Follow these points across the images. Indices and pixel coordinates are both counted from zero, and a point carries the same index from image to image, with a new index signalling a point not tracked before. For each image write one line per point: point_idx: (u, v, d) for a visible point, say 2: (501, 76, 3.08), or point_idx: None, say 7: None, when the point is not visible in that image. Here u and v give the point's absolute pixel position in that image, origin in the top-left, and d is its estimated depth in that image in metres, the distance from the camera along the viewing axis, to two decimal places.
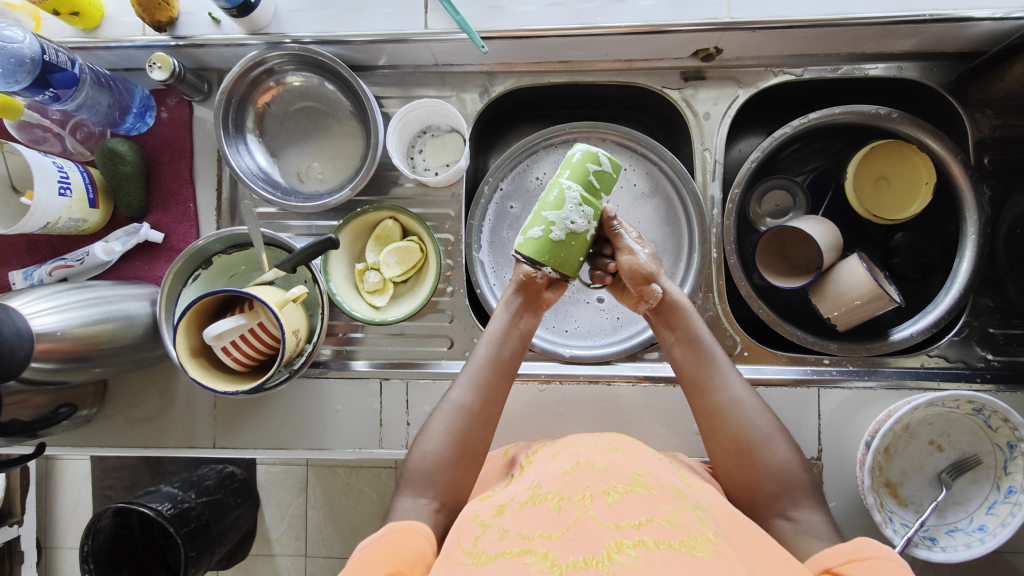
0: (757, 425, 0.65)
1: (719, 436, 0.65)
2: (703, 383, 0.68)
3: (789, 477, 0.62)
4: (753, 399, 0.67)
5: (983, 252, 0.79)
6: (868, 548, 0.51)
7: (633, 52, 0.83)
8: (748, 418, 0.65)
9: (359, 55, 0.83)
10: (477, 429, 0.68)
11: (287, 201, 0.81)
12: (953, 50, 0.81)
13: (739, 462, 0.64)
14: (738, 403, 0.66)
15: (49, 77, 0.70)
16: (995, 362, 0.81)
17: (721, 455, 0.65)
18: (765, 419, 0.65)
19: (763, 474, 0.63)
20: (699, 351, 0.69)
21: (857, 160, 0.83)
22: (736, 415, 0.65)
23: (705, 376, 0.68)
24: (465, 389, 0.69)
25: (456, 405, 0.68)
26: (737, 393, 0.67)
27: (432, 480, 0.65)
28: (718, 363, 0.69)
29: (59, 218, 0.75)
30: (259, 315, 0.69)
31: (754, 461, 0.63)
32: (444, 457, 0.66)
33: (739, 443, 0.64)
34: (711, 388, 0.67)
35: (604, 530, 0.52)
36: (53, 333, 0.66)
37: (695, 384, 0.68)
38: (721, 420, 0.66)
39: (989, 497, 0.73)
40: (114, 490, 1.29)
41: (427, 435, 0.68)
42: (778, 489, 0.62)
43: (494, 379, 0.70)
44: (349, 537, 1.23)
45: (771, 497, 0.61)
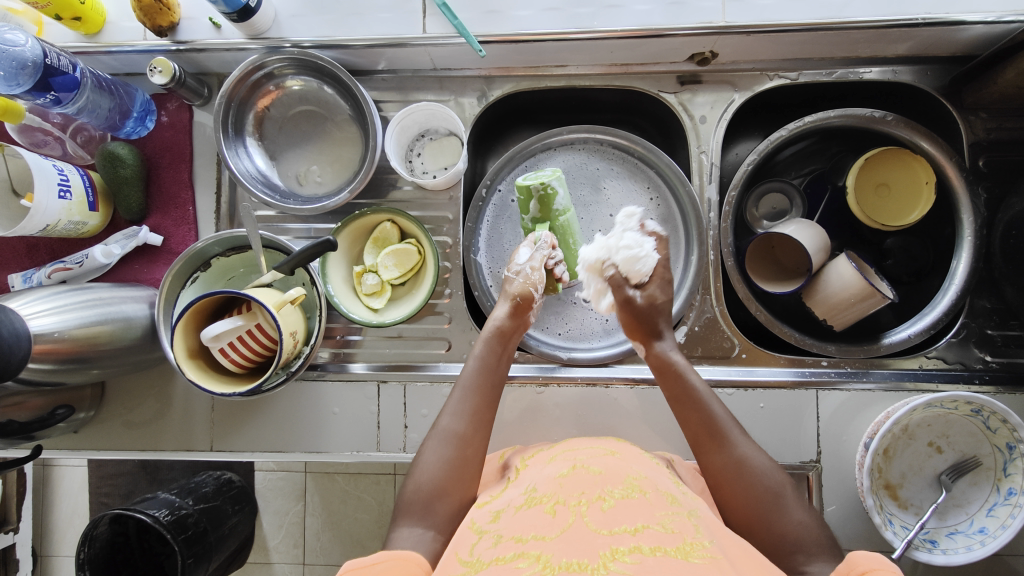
0: (768, 485, 0.61)
1: (730, 494, 0.62)
2: (705, 444, 0.66)
3: (801, 539, 0.58)
4: (763, 457, 0.64)
5: (979, 253, 0.79)
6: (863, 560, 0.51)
7: (630, 56, 0.83)
8: (756, 478, 0.62)
9: (358, 59, 0.84)
10: (468, 455, 0.65)
11: (285, 203, 0.81)
12: (946, 54, 0.81)
13: (746, 525, 0.61)
14: (745, 464, 0.63)
15: (51, 80, 0.70)
16: (994, 363, 0.81)
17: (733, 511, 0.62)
18: (776, 476, 0.63)
19: (772, 533, 0.59)
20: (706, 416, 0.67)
21: (857, 168, 0.83)
22: (748, 474, 0.62)
23: (712, 432, 0.66)
24: (454, 416, 0.67)
25: (445, 432, 0.67)
26: (744, 452, 0.64)
27: (424, 510, 0.62)
28: (723, 420, 0.66)
29: (58, 221, 0.76)
30: (256, 317, 0.69)
31: (761, 517, 0.60)
32: (434, 485, 0.63)
33: (748, 508, 0.61)
34: (717, 447, 0.65)
35: (599, 536, 0.51)
36: (51, 334, 0.66)
37: (706, 436, 0.66)
38: (734, 480, 0.63)
39: (989, 499, 0.73)
40: (111, 498, 1.28)
41: (420, 464, 0.65)
42: (781, 542, 0.58)
43: (482, 403, 0.69)
44: (347, 544, 1.22)
45: (781, 548, 0.58)
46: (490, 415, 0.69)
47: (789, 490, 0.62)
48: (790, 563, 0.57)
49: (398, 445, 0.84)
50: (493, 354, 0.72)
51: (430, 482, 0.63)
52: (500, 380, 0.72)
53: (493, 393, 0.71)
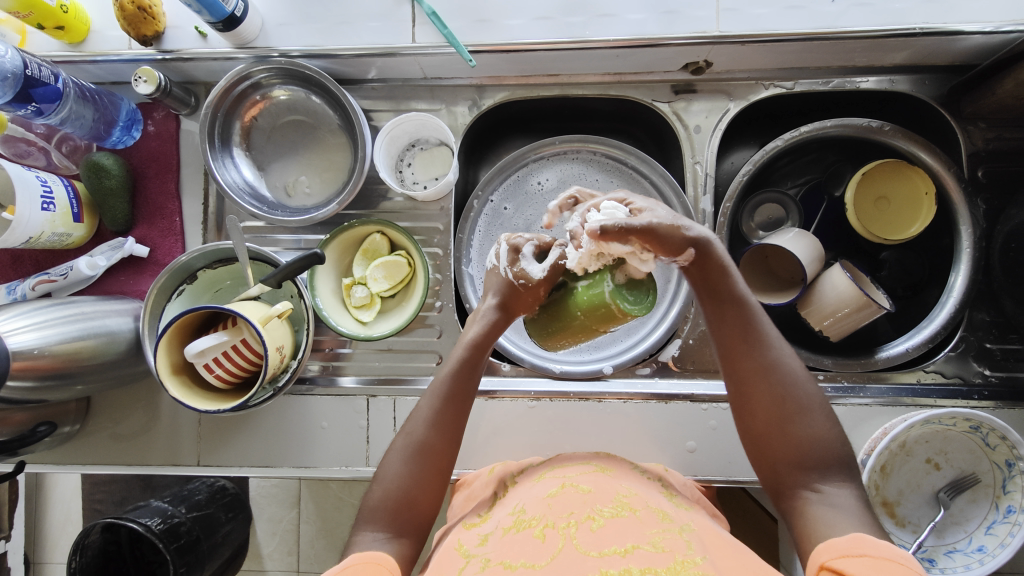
0: (799, 396, 0.60)
1: (761, 396, 0.61)
2: (740, 344, 0.62)
3: (816, 451, 0.58)
4: (797, 362, 0.62)
5: (978, 266, 0.78)
6: (865, 547, 0.49)
7: (623, 66, 0.82)
8: (791, 384, 0.60)
9: (347, 68, 0.83)
10: (437, 466, 0.65)
11: (273, 215, 0.80)
12: (944, 63, 0.80)
13: (762, 435, 0.61)
14: (778, 366, 0.61)
15: (31, 91, 0.69)
16: (993, 378, 0.80)
17: (757, 416, 0.61)
18: (808, 386, 0.61)
19: (792, 443, 0.59)
20: (747, 329, 0.62)
21: (856, 182, 0.82)
22: (776, 379, 0.60)
23: (750, 333, 0.62)
24: (427, 426, 0.65)
25: (415, 442, 0.65)
26: (780, 354, 0.62)
27: (389, 520, 0.61)
28: (765, 324, 0.62)
29: (42, 232, 0.74)
30: (241, 331, 0.68)
31: (784, 425, 0.59)
32: (403, 496, 0.62)
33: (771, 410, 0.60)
34: (752, 347, 0.62)
35: (589, 559, 0.50)
36: (30, 351, 0.65)
37: (745, 338, 0.62)
38: (763, 380, 0.61)
39: (988, 517, 0.71)
40: (105, 504, 1.25)
41: (380, 476, 0.64)
42: (801, 454, 0.58)
43: (448, 428, 0.66)
44: (341, 552, 1.19)
45: (791, 464, 0.59)
46: (459, 423, 0.68)
47: (817, 398, 0.61)
48: (806, 477, 0.58)
49: None
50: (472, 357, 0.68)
51: (393, 494, 0.62)
52: (477, 377, 0.69)
53: (470, 392, 0.69)
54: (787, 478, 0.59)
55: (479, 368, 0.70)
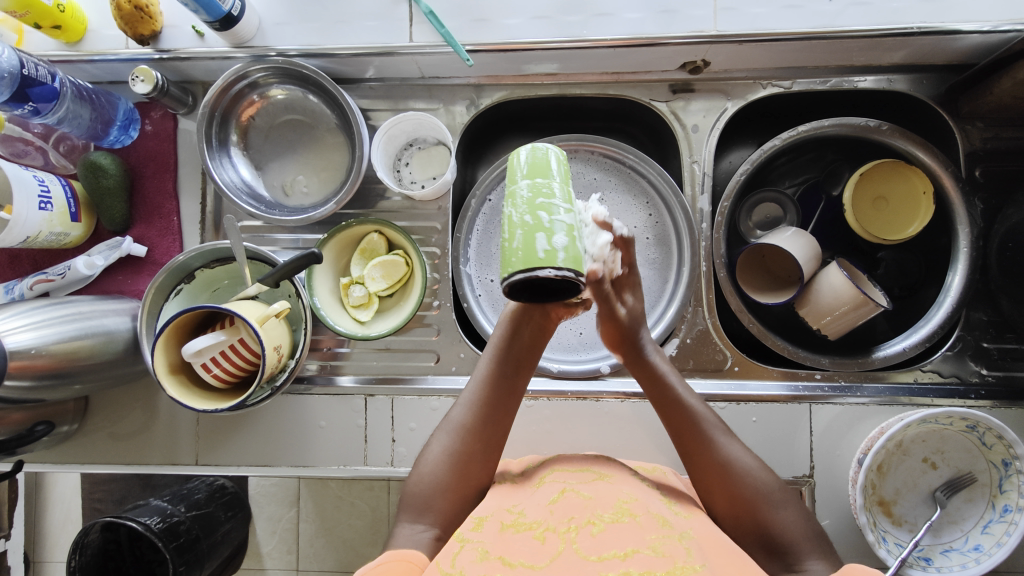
0: (756, 489, 0.61)
1: (721, 494, 0.61)
2: (691, 443, 0.64)
3: (784, 540, 0.59)
4: (749, 457, 0.63)
5: (975, 266, 0.78)
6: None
7: (620, 65, 0.82)
8: (746, 482, 0.61)
9: (345, 68, 0.83)
10: (475, 448, 0.65)
11: (271, 214, 0.80)
12: (942, 62, 0.80)
13: (729, 526, 0.61)
14: (731, 464, 0.62)
15: (28, 91, 0.69)
16: (989, 377, 0.80)
17: (725, 512, 0.61)
18: (765, 478, 0.62)
19: (760, 538, 0.60)
20: (696, 434, 0.64)
21: (853, 183, 0.82)
22: (733, 477, 0.62)
23: (699, 434, 0.64)
24: (465, 406, 0.67)
25: (455, 424, 0.67)
26: (730, 453, 0.63)
27: (424, 505, 0.63)
28: (708, 424, 0.65)
29: (39, 232, 0.74)
30: (239, 331, 0.68)
31: (748, 516, 0.60)
32: (436, 480, 0.64)
33: (735, 503, 0.61)
34: (701, 449, 0.63)
35: (589, 564, 0.51)
36: (27, 350, 0.65)
37: (690, 441, 0.64)
38: (721, 483, 0.62)
39: (984, 516, 0.72)
40: (104, 503, 1.22)
41: (424, 457, 0.67)
42: (769, 544, 0.59)
43: (495, 394, 0.67)
44: (341, 551, 1.18)
45: (772, 552, 0.59)
46: (503, 410, 0.67)
47: (781, 493, 0.61)
48: (780, 565, 0.58)
49: (386, 460, 0.83)
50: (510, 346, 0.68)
51: (432, 476, 0.64)
52: (521, 366, 0.68)
53: (515, 379, 0.68)
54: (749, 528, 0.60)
55: (524, 360, 0.68)
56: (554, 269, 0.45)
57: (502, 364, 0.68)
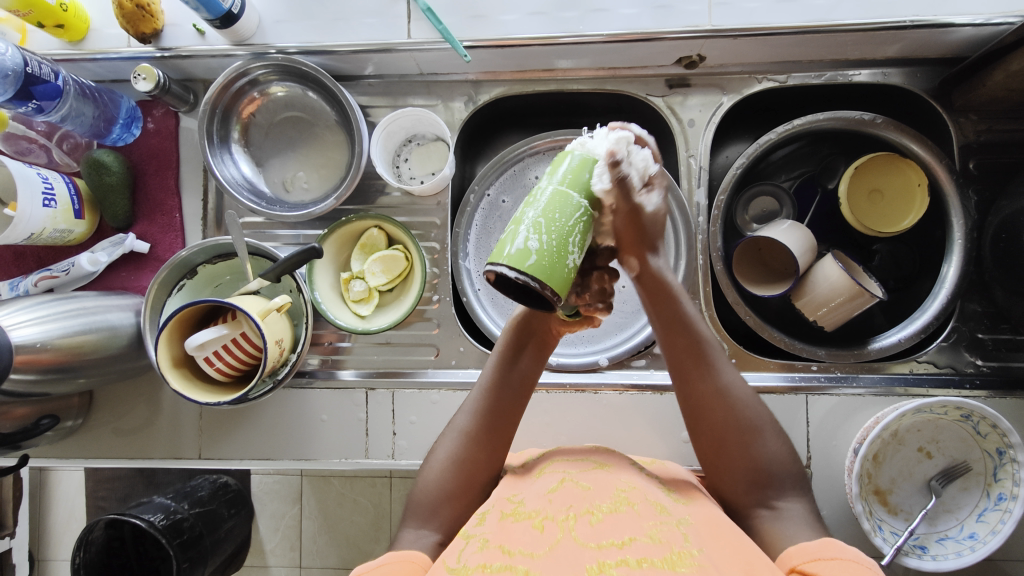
0: (750, 419, 0.61)
1: (714, 417, 0.61)
2: (689, 367, 0.61)
3: (769, 471, 0.60)
4: (742, 382, 0.62)
5: (969, 257, 0.79)
6: (835, 550, 0.51)
7: (617, 60, 0.83)
8: (740, 409, 0.61)
9: (344, 65, 0.83)
10: (479, 456, 0.65)
11: (272, 210, 0.81)
12: (936, 55, 0.81)
13: (716, 449, 0.61)
14: (728, 390, 0.61)
15: (32, 89, 0.70)
16: (985, 368, 0.80)
17: (711, 436, 0.61)
18: (757, 409, 0.62)
19: (746, 461, 0.60)
20: (699, 360, 0.61)
21: (848, 176, 0.83)
22: (730, 402, 0.61)
23: (700, 358, 0.61)
24: (469, 414, 0.67)
25: (460, 431, 0.67)
26: (728, 379, 0.61)
27: (428, 511, 0.63)
28: (711, 347, 0.62)
29: (43, 229, 0.75)
30: (241, 325, 0.69)
31: (738, 447, 0.60)
32: (441, 486, 0.64)
33: (722, 427, 0.60)
34: (701, 373, 0.61)
35: (587, 551, 0.51)
36: (33, 344, 0.66)
37: (691, 363, 0.61)
38: (719, 406, 0.61)
39: (979, 504, 0.72)
40: (109, 501, 1.23)
41: (428, 464, 0.67)
42: (755, 476, 0.60)
43: (499, 404, 0.66)
44: (343, 548, 1.19)
45: (752, 486, 0.60)
46: (507, 418, 0.66)
47: (772, 425, 0.62)
48: (760, 497, 0.59)
49: (387, 453, 0.84)
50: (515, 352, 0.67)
51: (436, 483, 0.64)
52: (525, 375, 0.67)
53: (520, 389, 0.67)
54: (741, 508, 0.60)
55: (527, 364, 0.68)
56: (517, 270, 0.45)
57: (507, 373, 0.67)
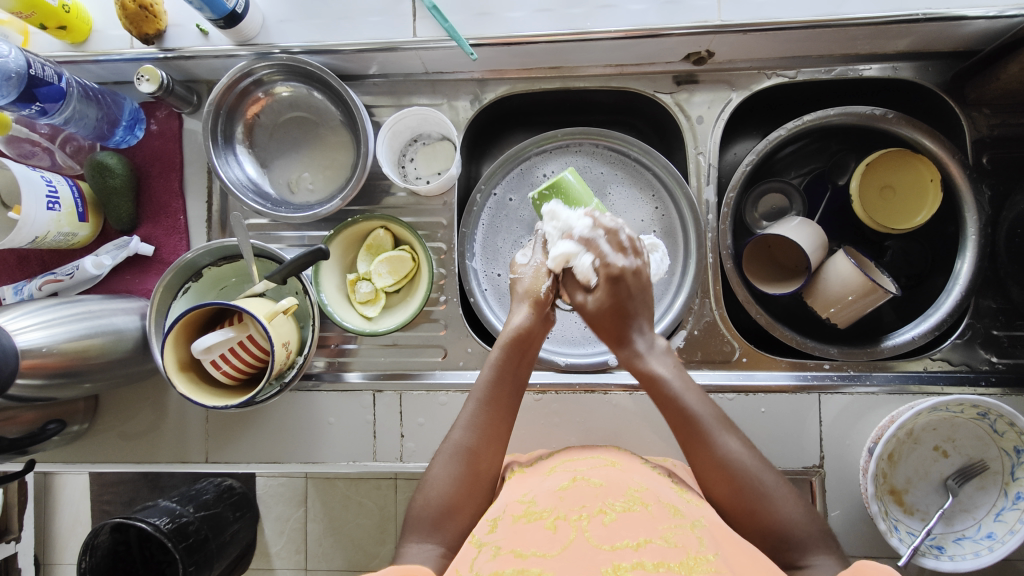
0: (756, 485, 0.59)
1: (721, 489, 0.60)
2: (690, 442, 0.61)
3: (789, 534, 0.58)
4: (745, 452, 0.60)
5: (984, 253, 0.78)
6: (868, 571, 0.49)
7: (624, 57, 0.82)
8: (744, 476, 0.59)
9: (349, 64, 0.83)
10: (481, 470, 0.64)
11: (277, 211, 0.81)
12: (947, 49, 0.80)
13: (734, 518, 0.60)
14: (729, 461, 0.60)
15: (36, 91, 0.69)
16: (1000, 365, 0.79)
17: (723, 504, 0.60)
18: (763, 473, 0.60)
19: (762, 533, 0.59)
20: (694, 433, 0.61)
21: (860, 172, 0.82)
22: (737, 471, 0.59)
23: (691, 435, 0.61)
24: (466, 428, 0.65)
25: (457, 445, 0.65)
26: (728, 449, 0.60)
27: (431, 527, 0.62)
28: (705, 419, 0.61)
29: (47, 232, 0.75)
30: (248, 327, 0.68)
31: (752, 509, 0.59)
32: (444, 502, 0.62)
33: (733, 501, 0.60)
34: (701, 447, 0.61)
35: (601, 552, 0.51)
36: (38, 349, 0.65)
37: (690, 439, 0.61)
38: (722, 479, 0.60)
39: (997, 504, 0.71)
40: (113, 506, 1.22)
41: (427, 478, 0.65)
42: (772, 539, 0.58)
43: (497, 417, 0.66)
44: (349, 550, 1.18)
45: (773, 545, 0.58)
46: (504, 427, 0.66)
47: (781, 486, 0.60)
48: (785, 559, 0.57)
49: (395, 455, 0.83)
50: (512, 361, 0.67)
51: (438, 499, 0.63)
52: (517, 387, 0.67)
53: (512, 399, 0.67)
54: (767, 553, 0.59)
55: (521, 374, 0.67)
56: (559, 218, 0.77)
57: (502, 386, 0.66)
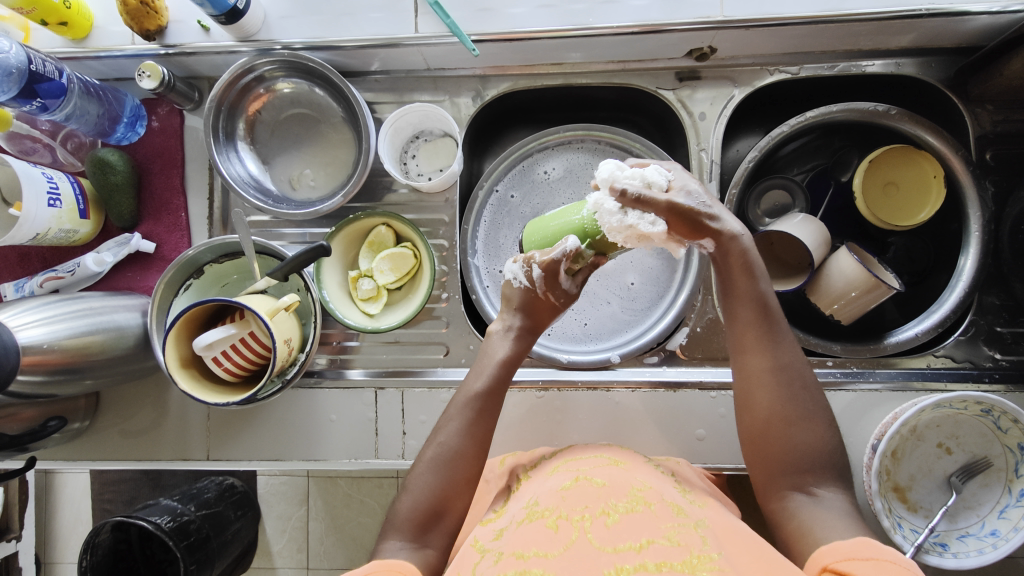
0: (801, 403, 0.60)
1: (767, 395, 0.61)
2: (750, 344, 0.63)
3: (814, 457, 0.59)
4: (803, 364, 0.62)
5: (987, 249, 0.77)
6: (870, 550, 0.49)
7: (627, 53, 0.82)
8: (797, 390, 0.61)
9: (350, 61, 0.83)
10: (465, 479, 0.64)
11: (278, 208, 0.80)
12: (951, 45, 0.79)
13: (762, 435, 0.61)
14: (786, 369, 0.61)
15: (36, 87, 0.69)
16: (1003, 361, 0.79)
17: (757, 411, 0.61)
18: (812, 392, 0.61)
19: (790, 449, 0.59)
20: (766, 327, 0.62)
21: (864, 169, 0.82)
22: (787, 380, 0.61)
23: (759, 332, 0.63)
24: (452, 436, 0.65)
25: (443, 454, 0.64)
26: (783, 358, 0.62)
27: (414, 529, 0.61)
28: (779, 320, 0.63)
29: (48, 229, 0.74)
30: (249, 324, 0.68)
31: (775, 422, 0.60)
32: (428, 507, 0.62)
33: (775, 409, 0.60)
34: (759, 349, 0.62)
35: (604, 554, 0.50)
36: (40, 345, 0.65)
37: (761, 334, 0.62)
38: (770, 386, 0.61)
39: (1000, 500, 0.71)
40: (115, 504, 1.22)
41: (411, 483, 0.64)
42: (798, 461, 0.59)
43: (483, 427, 0.66)
44: (351, 549, 1.18)
45: (789, 469, 0.59)
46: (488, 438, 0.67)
47: (822, 409, 0.61)
48: (797, 482, 0.59)
49: (397, 453, 0.83)
50: (500, 375, 0.69)
51: (421, 504, 0.62)
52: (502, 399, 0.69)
53: (496, 412, 0.68)
54: (775, 478, 0.60)
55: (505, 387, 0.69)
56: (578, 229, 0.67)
57: (489, 398, 0.67)
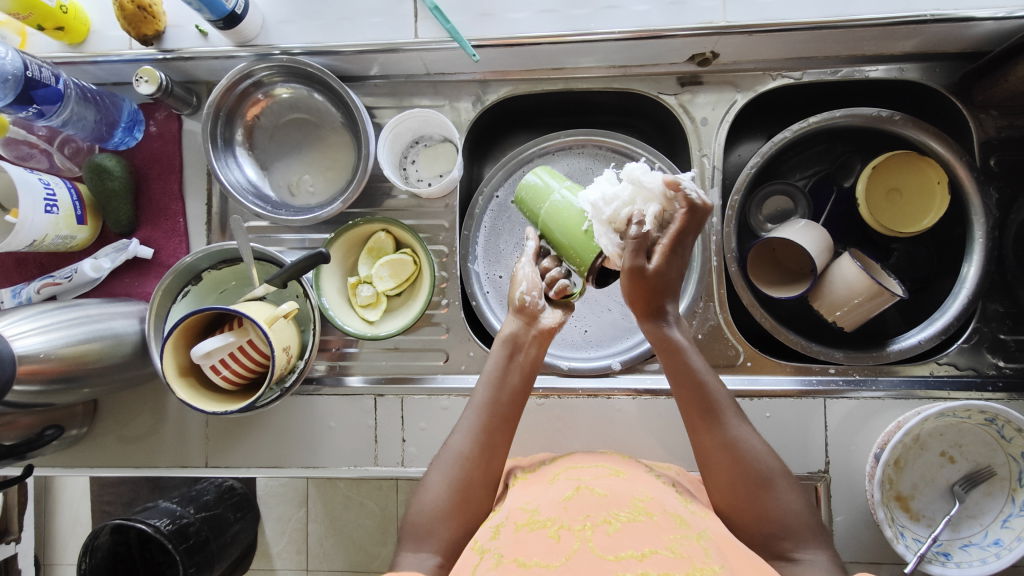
0: (760, 471, 0.60)
1: (726, 476, 0.60)
2: (697, 423, 0.63)
3: (782, 523, 0.58)
4: (755, 439, 0.62)
5: (991, 257, 0.77)
6: None
7: (628, 57, 0.81)
8: (753, 463, 0.60)
9: (349, 65, 0.82)
10: (475, 478, 0.63)
11: (277, 214, 0.80)
12: (955, 50, 0.79)
13: (734, 512, 0.60)
14: (738, 444, 0.61)
15: (32, 93, 0.68)
16: (1007, 369, 0.79)
17: (724, 492, 0.61)
18: (770, 462, 0.61)
19: (760, 519, 0.59)
20: (705, 407, 0.63)
21: (867, 175, 0.81)
22: (742, 455, 0.61)
23: (705, 412, 0.63)
24: (462, 435, 0.65)
25: (454, 453, 0.65)
26: (738, 433, 0.61)
27: (425, 532, 0.61)
28: (719, 396, 0.63)
29: (45, 235, 0.74)
30: (247, 332, 0.67)
31: (751, 504, 0.59)
32: (437, 507, 0.62)
33: (736, 489, 0.60)
34: (708, 428, 0.62)
35: (605, 563, 0.50)
36: (36, 354, 0.65)
37: (703, 415, 0.63)
38: (725, 466, 0.61)
39: (1004, 510, 0.71)
40: (114, 506, 1.21)
41: (426, 483, 0.65)
42: (767, 528, 0.59)
43: (494, 423, 0.65)
44: (351, 551, 1.17)
45: (767, 537, 0.58)
46: (503, 435, 0.65)
47: (783, 474, 0.61)
48: (773, 551, 0.58)
49: (397, 460, 0.83)
50: (511, 369, 0.67)
51: (431, 504, 0.62)
52: (518, 392, 0.67)
53: (512, 409, 0.66)
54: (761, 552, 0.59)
55: (520, 379, 0.67)
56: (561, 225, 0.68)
57: (498, 393, 0.66)
